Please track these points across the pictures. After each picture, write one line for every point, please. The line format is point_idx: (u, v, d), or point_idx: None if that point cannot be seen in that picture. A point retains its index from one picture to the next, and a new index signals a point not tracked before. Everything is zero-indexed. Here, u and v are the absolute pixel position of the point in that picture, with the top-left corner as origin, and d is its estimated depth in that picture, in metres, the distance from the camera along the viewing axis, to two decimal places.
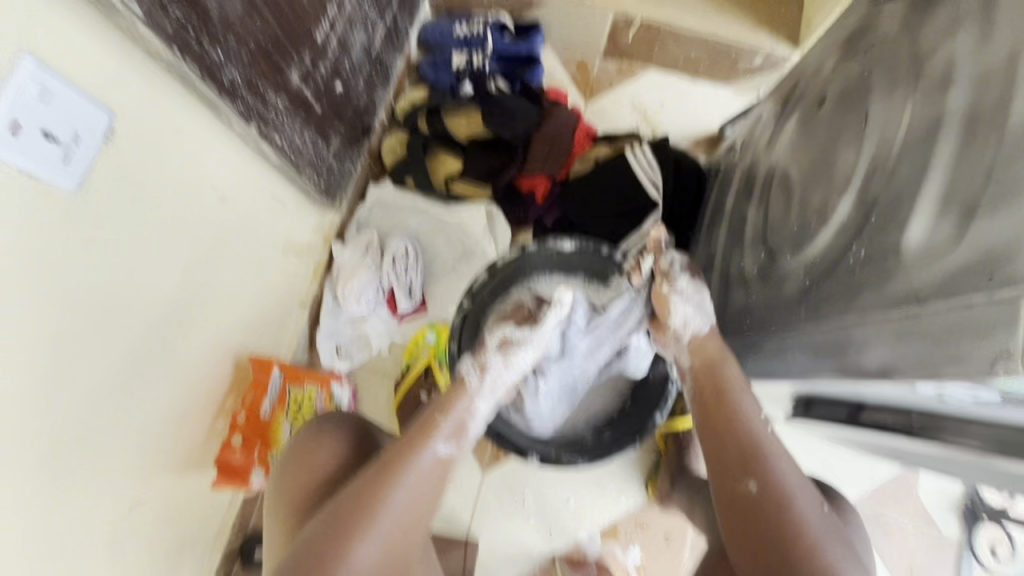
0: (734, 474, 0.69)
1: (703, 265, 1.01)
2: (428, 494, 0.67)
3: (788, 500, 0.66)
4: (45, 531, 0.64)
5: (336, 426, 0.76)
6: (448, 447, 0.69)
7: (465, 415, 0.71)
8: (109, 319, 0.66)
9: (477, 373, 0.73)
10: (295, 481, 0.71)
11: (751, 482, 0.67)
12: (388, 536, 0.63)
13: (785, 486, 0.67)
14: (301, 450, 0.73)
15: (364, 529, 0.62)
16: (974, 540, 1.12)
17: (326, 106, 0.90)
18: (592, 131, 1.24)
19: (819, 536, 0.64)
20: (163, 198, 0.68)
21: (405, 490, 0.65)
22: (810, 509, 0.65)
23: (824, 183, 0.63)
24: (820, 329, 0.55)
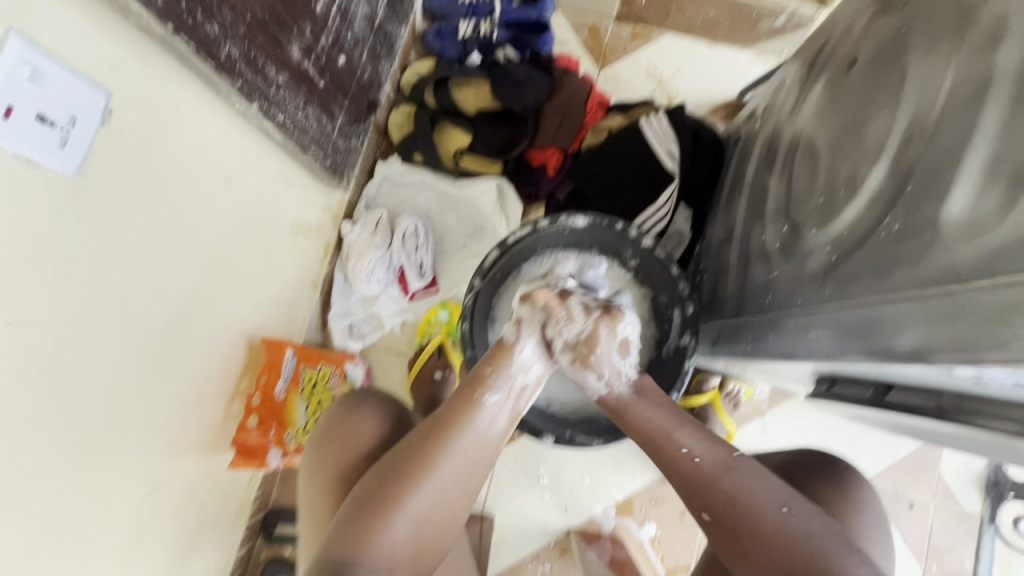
0: (668, 446, 0.66)
1: (722, 239, 0.97)
2: (473, 465, 0.64)
3: (715, 472, 0.62)
4: (69, 512, 0.66)
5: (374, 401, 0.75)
6: (498, 400, 0.67)
7: (509, 377, 0.68)
8: (119, 305, 0.65)
9: (514, 329, 0.71)
10: (332, 455, 0.70)
11: (691, 463, 0.64)
12: (436, 497, 0.61)
13: (719, 455, 0.63)
14: (336, 423, 0.73)
15: (412, 490, 0.59)
16: (998, 516, 1.10)
17: (329, 81, 0.87)
18: (605, 100, 1.20)
19: (764, 502, 0.59)
20: (166, 181, 0.67)
21: (455, 451, 0.62)
22: (748, 479, 0.61)
23: (855, 152, 0.59)
24: (847, 307, 0.53)
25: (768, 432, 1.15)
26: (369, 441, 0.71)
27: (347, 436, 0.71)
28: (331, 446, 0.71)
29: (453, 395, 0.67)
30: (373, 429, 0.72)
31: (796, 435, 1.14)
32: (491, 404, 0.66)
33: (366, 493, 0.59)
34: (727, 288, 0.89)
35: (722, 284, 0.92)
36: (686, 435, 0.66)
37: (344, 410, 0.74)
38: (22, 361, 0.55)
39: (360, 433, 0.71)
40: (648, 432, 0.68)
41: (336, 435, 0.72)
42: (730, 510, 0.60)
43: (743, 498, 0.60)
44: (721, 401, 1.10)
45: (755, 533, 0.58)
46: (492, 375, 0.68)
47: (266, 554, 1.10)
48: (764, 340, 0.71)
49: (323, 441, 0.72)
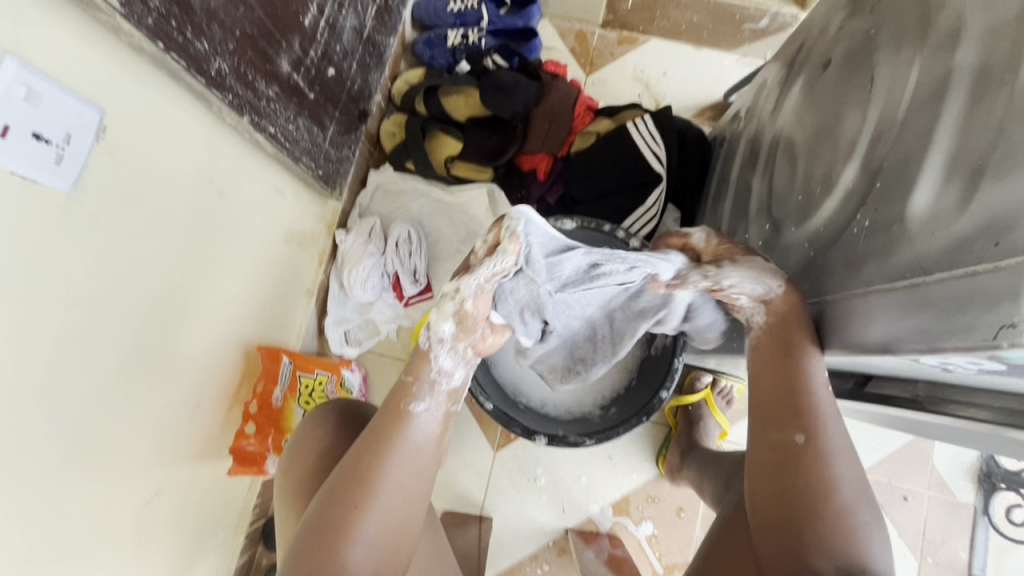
0: (809, 426, 0.60)
1: (709, 238, 0.99)
2: (414, 474, 0.62)
3: (831, 457, 0.58)
4: (69, 521, 0.67)
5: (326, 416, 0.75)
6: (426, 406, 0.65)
7: (428, 386, 0.65)
8: (116, 316, 0.67)
9: (427, 335, 0.65)
10: (296, 486, 0.70)
11: (799, 434, 0.59)
12: (387, 517, 0.60)
13: (833, 445, 0.59)
14: (302, 439, 0.73)
15: (354, 517, 0.58)
16: (991, 506, 1.12)
17: (319, 92, 0.89)
18: (592, 104, 1.21)
19: (855, 502, 0.57)
20: (160, 194, 0.69)
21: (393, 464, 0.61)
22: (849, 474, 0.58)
23: (830, 151, 0.61)
24: (824, 302, 0.54)
25: None
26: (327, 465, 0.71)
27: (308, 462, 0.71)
28: (295, 472, 0.71)
29: (382, 408, 0.65)
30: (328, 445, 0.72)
31: None
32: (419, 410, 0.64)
33: (312, 527, 0.58)
34: None
35: None
36: (825, 421, 0.59)
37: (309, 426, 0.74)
38: (23, 373, 0.56)
39: (317, 457, 0.71)
40: (809, 406, 0.60)
41: (297, 462, 0.72)
42: (809, 488, 0.57)
43: (831, 487, 0.57)
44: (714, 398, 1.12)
45: (834, 529, 0.56)
46: (415, 385, 0.65)
47: (267, 561, 1.12)
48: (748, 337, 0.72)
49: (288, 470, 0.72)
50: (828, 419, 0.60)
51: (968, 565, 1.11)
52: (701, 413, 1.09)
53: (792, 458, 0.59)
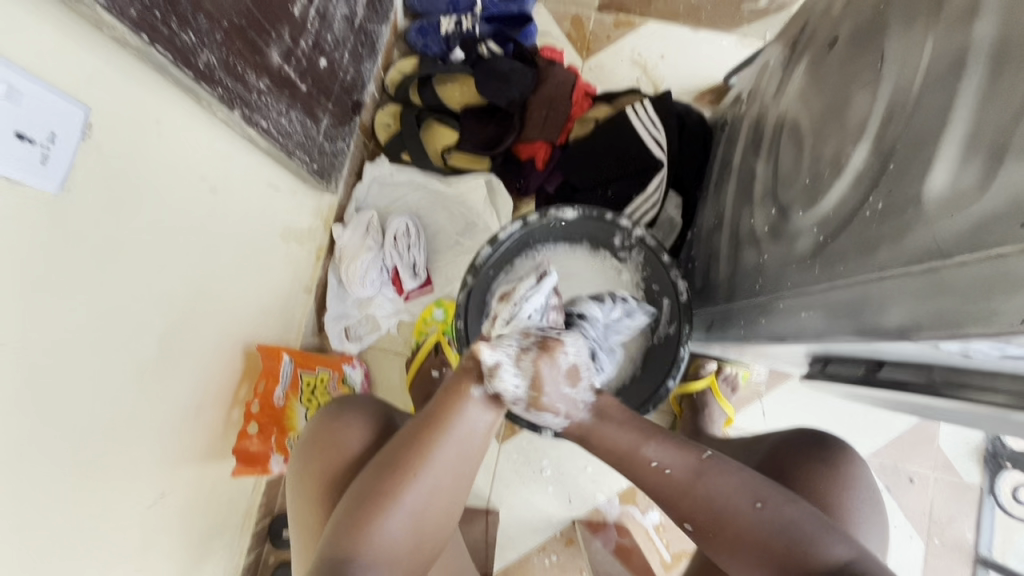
0: (636, 461, 0.66)
1: (712, 224, 0.98)
2: (461, 463, 0.63)
3: (701, 469, 0.63)
4: (74, 528, 0.66)
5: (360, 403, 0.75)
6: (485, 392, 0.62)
7: (491, 375, 0.60)
8: (111, 319, 0.65)
9: (497, 318, 0.65)
10: (320, 468, 0.70)
11: (659, 467, 0.65)
12: (428, 500, 0.61)
13: (667, 472, 0.64)
14: (323, 431, 0.72)
15: (399, 497, 0.60)
16: (997, 486, 1.12)
17: (311, 84, 0.87)
18: (591, 90, 1.19)
19: (755, 493, 0.61)
20: (151, 192, 0.67)
21: (443, 452, 0.61)
22: (724, 467, 0.63)
23: (839, 132, 0.59)
24: (836, 287, 0.53)
25: (767, 414, 1.16)
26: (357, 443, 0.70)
27: (335, 438, 0.70)
28: (321, 450, 0.70)
29: (441, 391, 0.63)
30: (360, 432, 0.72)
31: (795, 416, 1.15)
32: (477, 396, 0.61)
33: (351, 509, 0.60)
34: (719, 272, 0.89)
35: (714, 269, 0.92)
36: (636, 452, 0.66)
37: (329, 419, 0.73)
38: (18, 380, 0.55)
39: (346, 439, 0.70)
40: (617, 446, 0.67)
41: (324, 439, 0.71)
42: (707, 515, 0.62)
43: (727, 498, 0.61)
44: (719, 386, 1.11)
45: (730, 537, 0.61)
46: (475, 369, 0.62)
47: (274, 559, 1.11)
48: (756, 325, 0.71)
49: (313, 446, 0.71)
50: (646, 461, 0.65)
51: (975, 545, 1.11)
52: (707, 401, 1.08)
53: (678, 488, 0.64)
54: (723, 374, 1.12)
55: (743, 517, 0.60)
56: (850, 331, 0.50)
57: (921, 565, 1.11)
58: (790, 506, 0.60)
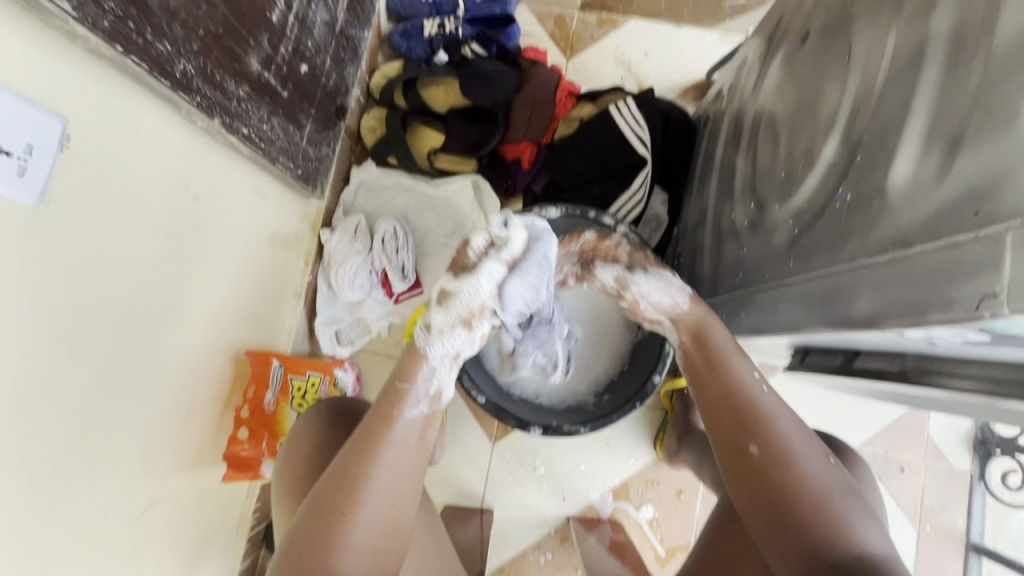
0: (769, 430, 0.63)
1: (696, 219, 0.98)
2: (403, 472, 0.62)
3: (791, 455, 0.61)
4: (62, 538, 0.66)
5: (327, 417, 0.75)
6: (421, 410, 0.65)
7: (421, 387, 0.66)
8: (95, 329, 0.66)
9: (424, 335, 0.66)
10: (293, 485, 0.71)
11: (751, 443, 0.63)
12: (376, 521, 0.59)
13: (788, 442, 0.62)
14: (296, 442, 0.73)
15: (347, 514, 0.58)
16: (987, 473, 1.12)
17: (292, 90, 0.87)
18: (575, 90, 1.20)
19: (829, 491, 0.59)
20: (133, 201, 0.68)
21: (378, 470, 0.60)
22: (814, 470, 0.60)
23: (811, 126, 0.60)
24: (809, 278, 0.54)
25: None
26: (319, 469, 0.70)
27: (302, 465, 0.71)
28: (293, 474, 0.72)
29: (378, 406, 0.65)
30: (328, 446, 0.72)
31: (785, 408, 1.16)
32: (412, 414, 0.65)
33: (302, 530, 0.57)
34: (703, 267, 0.90)
35: (698, 264, 0.93)
36: (769, 421, 0.63)
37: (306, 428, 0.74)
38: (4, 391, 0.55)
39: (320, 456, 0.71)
40: (756, 410, 0.64)
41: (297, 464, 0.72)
42: (784, 496, 0.59)
43: (810, 478, 0.59)
44: None
45: (807, 524, 0.57)
46: (410, 390, 0.65)
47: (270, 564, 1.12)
48: (738, 318, 0.71)
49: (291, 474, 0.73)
50: (780, 425, 0.63)
51: (967, 532, 1.12)
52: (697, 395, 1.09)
53: (764, 467, 0.61)
54: None
55: (816, 499, 0.58)
56: (822, 321, 0.50)
57: (915, 553, 1.12)
58: (847, 497, 0.59)
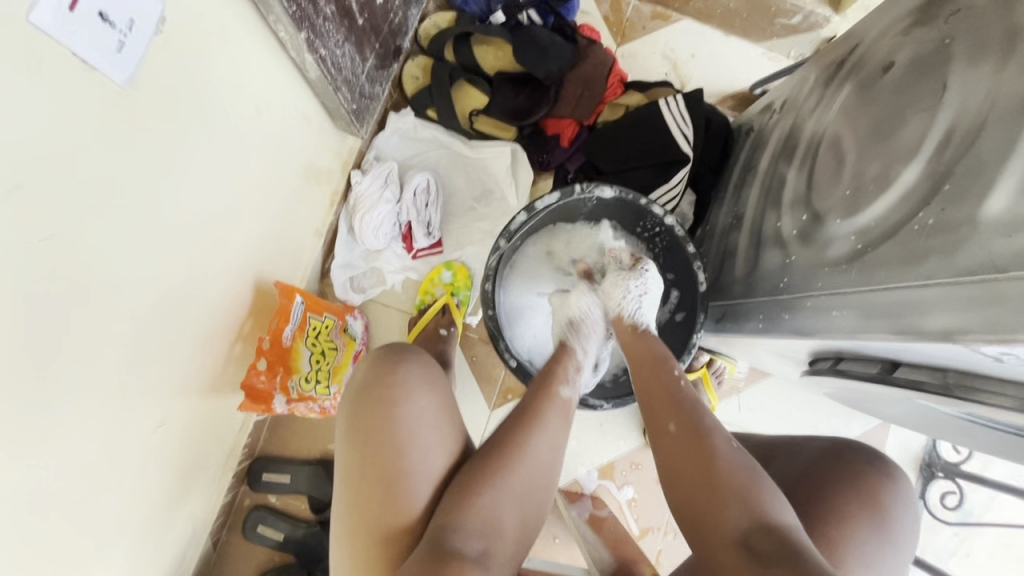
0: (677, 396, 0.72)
1: (729, 221, 1.03)
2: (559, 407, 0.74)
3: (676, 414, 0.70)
4: (84, 438, 0.64)
5: (415, 369, 0.70)
6: (568, 392, 0.76)
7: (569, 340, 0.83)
8: (142, 234, 0.63)
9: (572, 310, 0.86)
10: (377, 433, 0.65)
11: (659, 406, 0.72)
12: (514, 503, 0.64)
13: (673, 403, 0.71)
14: (381, 391, 0.67)
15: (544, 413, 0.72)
16: (927, 490, 1.22)
17: (365, 19, 0.84)
18: (625, 76, 1.20)
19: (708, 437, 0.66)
20: (200, 109, 0.64)
21: (539, 444, 0.68)
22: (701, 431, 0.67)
23: (887, 152, 0.64)
24: (874, 291, 0.58)
25: (742, 407, 1.25)
26: (423, 421, 0.66)
27: (381, 415, 0.65)
28: (367, 416, 0.66)
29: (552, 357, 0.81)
30: (423, 414, 0.66)
31: (765, 411, 1.25)
32: (563, 394, 0.75)
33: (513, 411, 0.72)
34: (734, 271, 0.94)
35: (728, 268, 0.96)
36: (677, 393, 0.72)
37: (384, 368, 0.69)
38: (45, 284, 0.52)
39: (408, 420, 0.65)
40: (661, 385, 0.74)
41: (375, 406, 0.66)
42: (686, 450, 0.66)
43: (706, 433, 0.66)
44: (709, 377, 1.18)
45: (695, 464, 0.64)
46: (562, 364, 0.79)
47: (250, 500, 1.13)
48: (776, 318, 0.76)
49: (357, 423, 0.66)
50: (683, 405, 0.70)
51: None
52: (698, 390, 1.14)
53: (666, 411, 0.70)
54: (713, 367, 1.18)
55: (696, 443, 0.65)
56: (884, 331, 0.56)
57: None
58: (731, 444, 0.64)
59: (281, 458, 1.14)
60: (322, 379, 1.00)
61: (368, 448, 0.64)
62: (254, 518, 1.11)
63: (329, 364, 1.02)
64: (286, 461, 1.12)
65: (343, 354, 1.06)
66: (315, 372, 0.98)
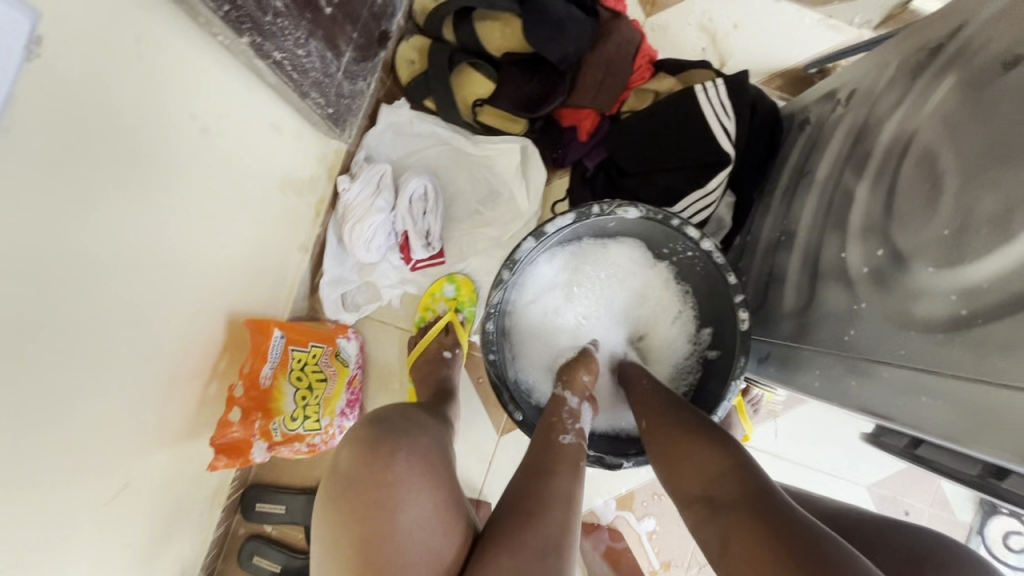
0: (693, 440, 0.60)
1: (776, 235, 0.87)
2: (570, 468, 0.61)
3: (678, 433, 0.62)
4: (27, 531, 0.56)
5: (415, 456, 0.59)
6: (572, 439, 0.65)
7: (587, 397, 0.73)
8: (65, 293, 0.52)
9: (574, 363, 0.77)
10: (364, 533, 0.55)
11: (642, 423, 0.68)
12: (540, 571, 0.53)
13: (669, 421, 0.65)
14: (369, 482, 0.57)
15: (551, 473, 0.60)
16: (987, 527, 1.08)
17: (336, 6, 0.69)
18: (654, 55, 1.02)
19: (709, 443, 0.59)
20: (119, 133, 0.52)
21: (556, 493, 0.58)
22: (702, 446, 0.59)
23: (1010, 185, 0.48)
24: (985, 384, 0.45)
25: (779, 433, 1.12)
26: (428, 527, 0.56)
27: (374, 519, 0.55)
28: (361, 528, 0.55)
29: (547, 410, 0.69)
30: (421, 512, 0.56)
31: (805, 437, 1.12)
32: (566, 441, 0.65)
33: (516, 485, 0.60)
34: (781, 302, 0.79)
35: (775, 295, 0.81)
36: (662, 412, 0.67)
37: (373, 454, 0.58)
38: None
39: (403, 523, 0.55)
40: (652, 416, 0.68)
41: (369, 514, 0.55)
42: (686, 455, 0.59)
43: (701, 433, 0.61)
44: (744, 405, 1.05)
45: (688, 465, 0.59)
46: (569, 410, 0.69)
47: (245, 530, 1.06)
48: (839, 380, 0.62)
49: (348, 534, 0.56)
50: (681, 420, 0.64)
51: None
52: (732, 422, 1.01)
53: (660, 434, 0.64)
54: (748, 393, 1.05)
55: (698, 453, 0.59)
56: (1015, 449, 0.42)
57: None
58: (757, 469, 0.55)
59: (276, 487, 1.06)
60: (310, 414, 0.91)
61: (364, 568, 0.54)
62: (249, 549, 1.04)
63: (319, 396, 0.92)
64: (280, 490, 1.05)
65: (336, 382, 0.95)
66: (300, 409, 0.89)
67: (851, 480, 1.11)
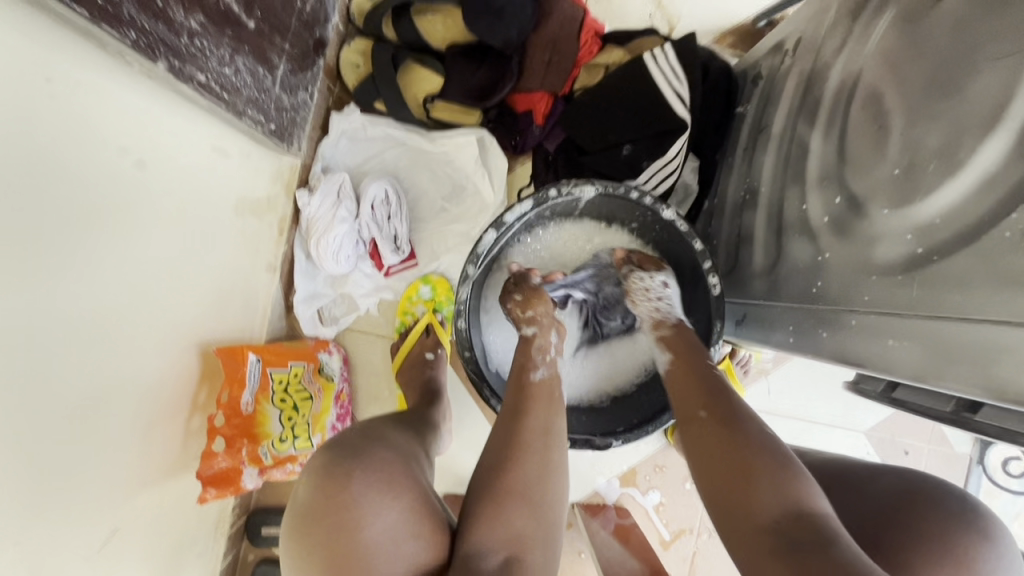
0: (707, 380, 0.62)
1: (740, 194, 0.86)
2: (546, 420, 0.64)
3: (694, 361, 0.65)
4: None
5: (373, 471, 0.58)
6: (543, 373, 0.69)
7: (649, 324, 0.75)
8: (16, 346, 0.51)
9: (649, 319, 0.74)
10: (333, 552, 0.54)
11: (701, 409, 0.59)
12: (527, 514, 0.58)
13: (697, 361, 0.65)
14: (331, 505, 0.55)
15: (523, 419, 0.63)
16: (986, 457, 1.09)
17: (260, 21, 0.71)
18: (600, 28, 1.00)
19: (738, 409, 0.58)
20: (47, 177, 0.50)
21: (533, 428, 0.63)
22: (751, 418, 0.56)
23: (950, 117, 0.48)
24: (945, 317, 0.45)
25: (772, 391, 1.12)
26: (398, 535, 0.55)
27: (341, 536, 0.54)
28: (330, 548, 0.54)
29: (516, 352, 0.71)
30: (385, 526, 0.55)
31: (798, 391, 1.12)
32: (538, 377, 0.68)
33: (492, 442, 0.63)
34: (752, 260, 0.78)
35: (746, 254, 0.81)
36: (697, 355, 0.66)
37: (333, 475, 0.57)
38: None
39: (369, 540, 0.54)
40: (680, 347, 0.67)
41: (335, 535, 0.54)
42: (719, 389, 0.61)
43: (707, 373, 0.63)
44: (734, 368, 1.05)
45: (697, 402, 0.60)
46: (531, 360, 0.69)
47: (253, 555, 1.06)
48: (812, 333, 0.62)
49: (316, 554, 0.55)
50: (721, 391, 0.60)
51: None
52: None
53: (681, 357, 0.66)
54: (736, 356, 1.05)
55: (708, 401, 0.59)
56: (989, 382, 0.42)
57: None
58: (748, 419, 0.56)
59: (279, 509, 1.06)
60: (299, 434, 0.91)
61: None
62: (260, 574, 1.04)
63: (305, 415, 0.92)
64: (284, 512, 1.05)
65: (322, 399, 0.95)
66: (287, 429, 0.89)
67: (847, 428, 1.12)
